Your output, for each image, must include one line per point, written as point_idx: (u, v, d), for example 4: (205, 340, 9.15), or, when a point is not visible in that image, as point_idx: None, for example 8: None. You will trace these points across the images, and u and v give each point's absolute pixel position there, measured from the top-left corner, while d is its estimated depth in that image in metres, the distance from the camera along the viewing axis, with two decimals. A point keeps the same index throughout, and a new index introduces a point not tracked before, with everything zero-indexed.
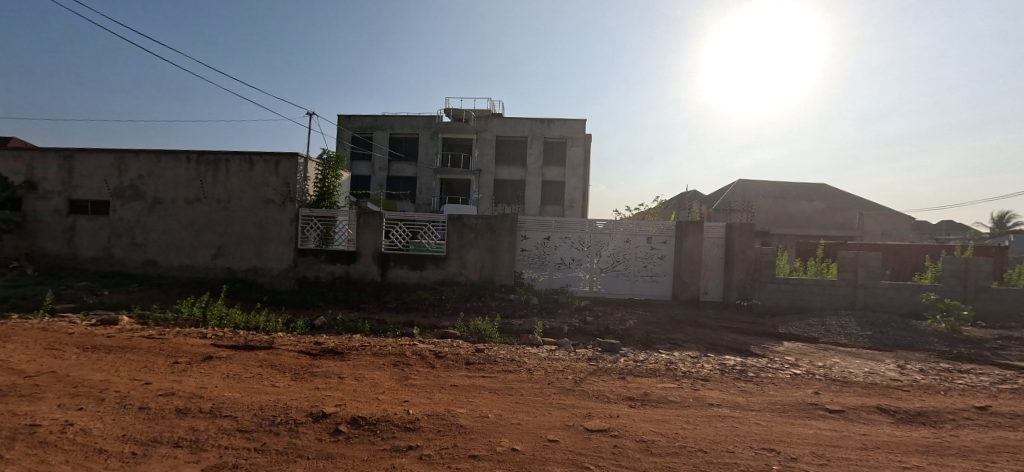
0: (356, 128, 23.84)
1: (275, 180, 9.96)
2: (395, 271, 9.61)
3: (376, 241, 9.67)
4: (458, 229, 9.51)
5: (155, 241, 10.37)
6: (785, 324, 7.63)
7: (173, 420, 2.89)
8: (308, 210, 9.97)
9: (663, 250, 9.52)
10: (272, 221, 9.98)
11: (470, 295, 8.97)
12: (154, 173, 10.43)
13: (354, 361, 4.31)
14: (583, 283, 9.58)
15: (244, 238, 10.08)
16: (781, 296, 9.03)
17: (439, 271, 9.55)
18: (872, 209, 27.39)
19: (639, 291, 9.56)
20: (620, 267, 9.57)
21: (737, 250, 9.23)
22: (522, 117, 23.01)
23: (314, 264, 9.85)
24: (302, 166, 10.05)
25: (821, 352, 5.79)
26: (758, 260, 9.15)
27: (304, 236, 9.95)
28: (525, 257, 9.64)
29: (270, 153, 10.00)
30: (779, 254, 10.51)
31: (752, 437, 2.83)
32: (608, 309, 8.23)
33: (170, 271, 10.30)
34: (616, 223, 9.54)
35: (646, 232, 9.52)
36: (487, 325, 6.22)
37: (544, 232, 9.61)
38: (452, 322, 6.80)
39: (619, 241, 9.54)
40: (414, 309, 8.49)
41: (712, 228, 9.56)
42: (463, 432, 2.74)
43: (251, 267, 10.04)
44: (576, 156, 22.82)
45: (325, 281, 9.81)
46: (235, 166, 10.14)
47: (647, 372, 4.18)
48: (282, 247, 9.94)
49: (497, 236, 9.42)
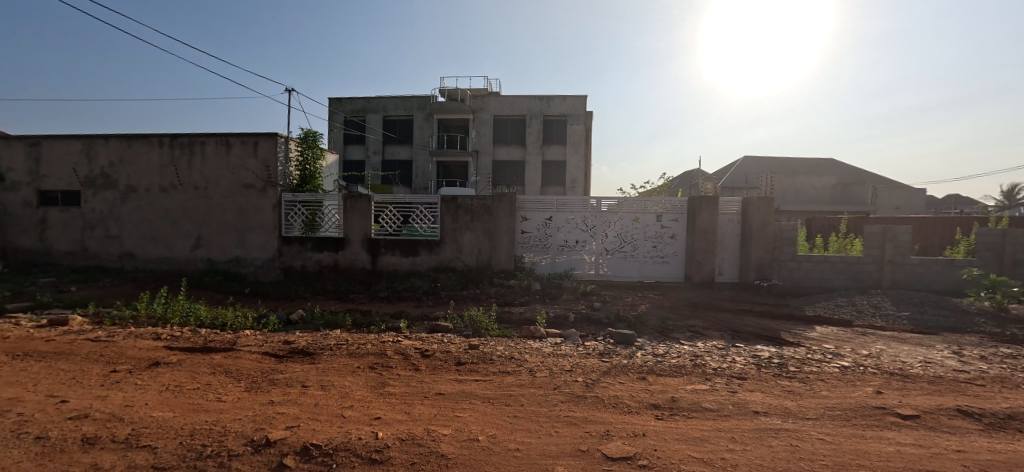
0: (348, 111, 22.89)
1: (255, 163, 9.21)
2: (386, 258, 8.94)
3: (365, 227, 8.98)
4: (452, 211, 8.80)
5: (131, 232, 9.71)
6: (813, 306, 6.96)
7: (74, 454, 2.24)
8: (291, 195, 9.26)
9: (674, 229, 8.80)
10: (253, 208, 9.28)
11: (467, 282, 8.32)
12: (125, 159, 9.68)
13: (325, 364, 3.66)
14: (588, 266, 8.91)
15: (225, 226, 9.40)
16: (803, 275, 8.37)
17: (433, 256, 8.86)
18: (885, 183, 26.46)
19: (649, 273, 8.88)
20: (627, 248, 8.88)
21: (755, 226, 8.48)
22: (520, 95, 22.00)
23: (300, 253, 9.19)
24: (282, 147, 9.27)
25: (860, 338, 5.15)
26: (778, 237, 8.40)
27: (288, 223, 9.26)
28: (526, 240, 8.95)
29: (247, 134, 9.22)
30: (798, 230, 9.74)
31: (822, 461, 2.17)
32: (616, 294, 7.57)
33: (149, 264, 9.67)
34: (623, 201, 8.81)
35: (656, 209, 8.80)
36: (484, 315, 5.57)
37: (545, 213, 8.90)
38: (446, 312, 6.15)
39: (626, 220, 8.82)
40: (406, 298, 7.84)
41: (728, 203, 8.80)
42: (443, 465, 2.09)
43: (233, 257, 9.39)
44: (578, 134, 21.87)
45: (312, 270, 9.16)
46: (211, 149, 9.37)
47: (671, 370, 3.51)
48: (265, 235, 9.26)
49: (495, 218, 8.70)
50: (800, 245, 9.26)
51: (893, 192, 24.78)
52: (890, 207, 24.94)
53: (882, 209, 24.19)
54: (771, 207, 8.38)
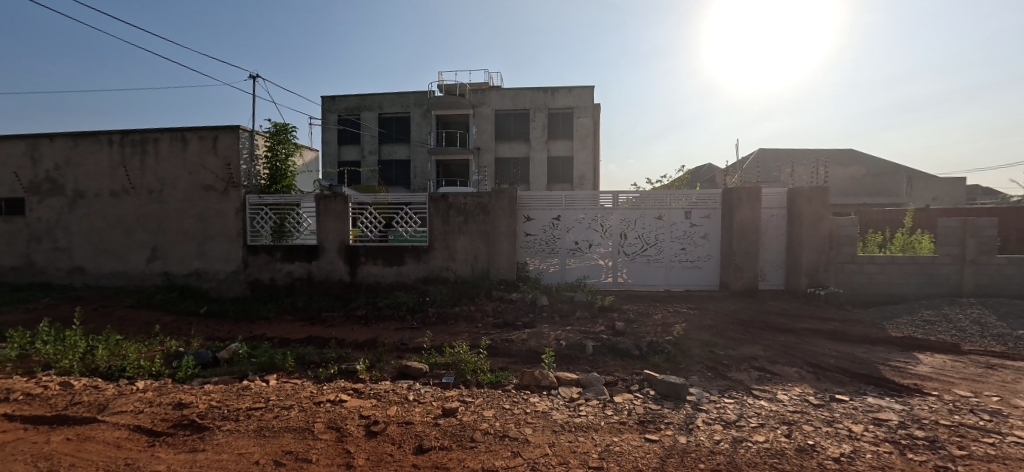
0: (342, 109, 21.72)
1: (215, 161, 7.95)
2: (367, 268, 7.61)
3: (342, 232, 7.69)
4: (442, 212, 7.43)
5: (81, 243, 8.55)
6: (893, 322, 5.50)
7: None
8: (257, 197, 7.99)
9: (706, 227, 7.38)
10: (214, 213, 8.03)
11: (461, 295, 6.94)
12: (72, 161, 8.49)
13: (207, 456, 2.31)
14: (604, 273, 7.52)
15: (183, 235, 8.17)
16: (864, 281, 6.93)
17: (421, 266, 7.48)
18: (915, 173, 24.70)
19: (677, 281, 7.47)
20: (651, 251, 7.47)
21: (806, 223, 7.01)
22: (523, 88, 20.63)
23: (268, 264, 7.92)
24: (246, 142, 7.99)
25: (993, 377, 3.71)
26: (834, 235, 6.93)
27: (255, 230, 8.00)
28: (530, 243, 7.59)
29: (205, 128, 7.97)
30: (866, 234, 8.19)
31: None
32: (642, 308, 6.17)
33: (100, 280, 8.48)
34: (645, 195, 7.41)
35: (684, 205, 7.39)
36: (473, 349, 4.20)
37: (553, 211, 7.53)
38: (426, 340, 4.80)
39: (649, 218, 7.42)
40: (387, 318, 6.51)
41: (771, 195, 7.34)
42: None
43: (193, 270, 8.16)
44: (585, 128, 20.46)
45: (282, 284, 7.86)
46: (166, 146, 8.14)
47: (768, 465, 2.11)
48: (228, 244, 8.01)
49: (493, 218, 7.29)
50: (862, 246, 7.73)
51: (927, 182, 22.98)
52: (925, 199, 23.03)
53: (916, 200, 22.37)
54: (826, 198, 6.87)
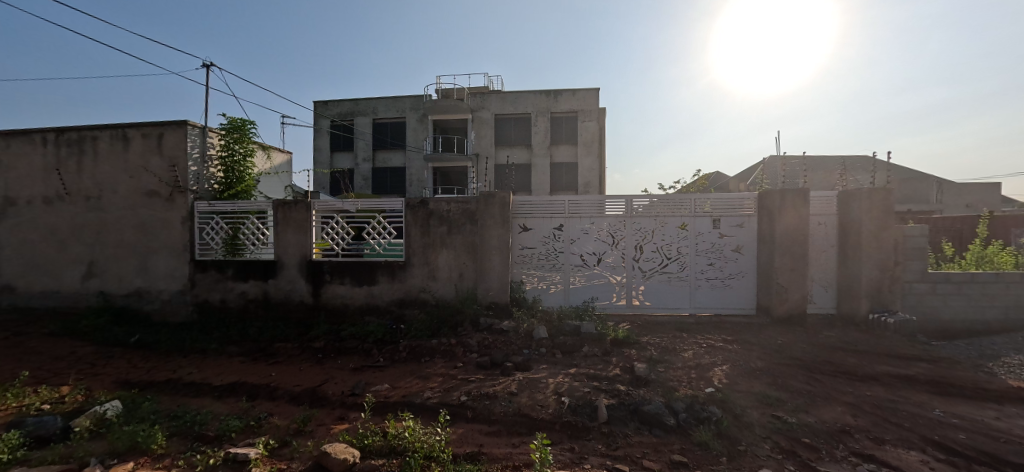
0: (334, 114, 20.75)
1: (159, 162, 6.84)
2: (331, 288, 6.36)
3: (304, 245, 6.47)
4: (421, 221, 6.17)
5: (10, 259, 7.41)
6: (1002, 365, 4.19)
7: None
8: (207, 204, 6.82)
9: (739, 238, 6.11)
10: (159, 223, 6.89)
11: (442, 322, 5.67)
12: (2, 164, 7.41)
13: None
14: (616, 294, 6.23)
15: (123, 249, 7.02)
16: (938, 305, 5.65)
17: (396, 286, 6.19)
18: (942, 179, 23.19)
19: (705, 304, 6.17)
20: (672, 267, 6.19)
21: (867, 234, 5.69)
22: (524, 91, 19.57)
23: (218, 283, 6.71)
24: (195, 140, 6.86)
25: None
26: (899, 247, 5.65)
27: (204, 243, 6.83)
28: (527, 258, 6.34)
29: (150, 124, 6.88)
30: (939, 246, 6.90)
31: None
32: (668, 342, 4.86)
33: (30, 301, 7.32)
34: (664, 200, 6.17)
35: (712, 211, 6.13)
36: (429, 427, 2.83)
37: (553, 220, 6.29)
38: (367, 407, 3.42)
39: (670, 228, 6.17)
40: (349, 353, 5.26)
41: (820, 199, 6.07)
42: None
43: (134, 290, 6.98)
44: (590, 132, 19.32)
45: (233, 307, 6.64)
46: (106, 145, 7.06)
47: None
48: (173, 260, 6.84)
49: (481, 228, 6.02)
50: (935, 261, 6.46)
51: (958, 188, 21.47)
52: (958, 206, 21.38)
53: (948, 207, 20.81)
54: (890, 203, 5.57)
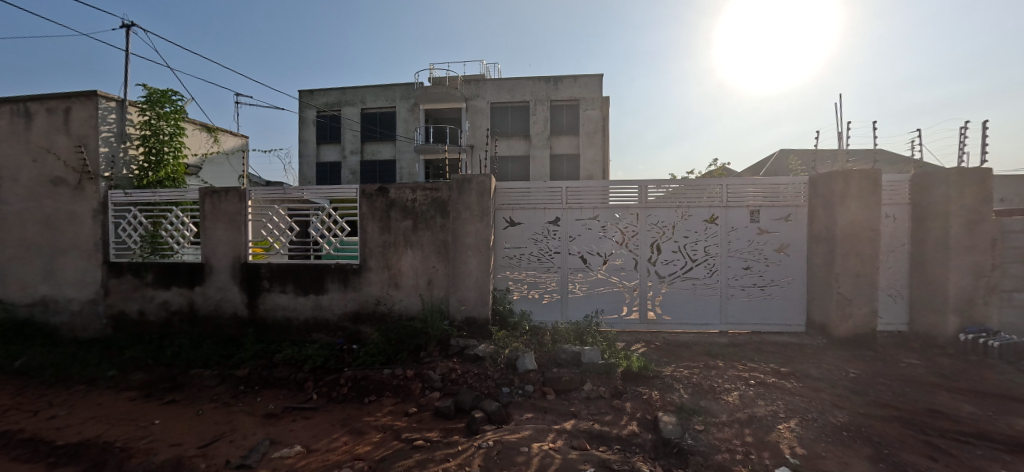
0: (320, 104, 19.54)
1: (66, 143, 5.58)
2: (270, 298, 5.09)
3: (236, 244, 5.18)
4: (380, 214, 4.88)
5: None
6: None
7: None
8: (122, 195, 5.55)
9: (783, 235, 4.80)
10: (68, 218, 5.64)
11: (402, 344, 4.40)
12: None
13: None
14: (627, 306, 4.94)
15: (25, 249, 5.77)
16: None
17: (349, 296, 4.91)
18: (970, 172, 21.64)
19: (738, 318, 4.87)
20: (698, 272, 4.89)
21: (956, 229, 4.36)
22: (522, 78, 18.25)
23: (137, 291, 5.46)
24: (109, 115, 5.58)
25: None
26: (996, 246, 4.34)
27: (121, 242, 5.58)
28: (515, 260, 5.04)
29: (54, 97, 5.62)
30: None
31: None
32: (701, 376, 3.57)
33: None
34: (687, 185, 4.87)
35: (748, 201, 4.82)
36: None
37: (548, 212, 5.00)
38: None
39: (695, 221, 4.86)
40: (276, 386, 4.00)
41: (889, 183, 4.75)
42: None
43: (38, 299, 5.73)
44: (593, 122, 17.98)
45: (154, 321, 5.40)
46: (5, 123, 5.81)
47: None
48: (84, 262, 5.60)
49: (455, 221, 4.72)
50: None
51: None
52: None
53: None
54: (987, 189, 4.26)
